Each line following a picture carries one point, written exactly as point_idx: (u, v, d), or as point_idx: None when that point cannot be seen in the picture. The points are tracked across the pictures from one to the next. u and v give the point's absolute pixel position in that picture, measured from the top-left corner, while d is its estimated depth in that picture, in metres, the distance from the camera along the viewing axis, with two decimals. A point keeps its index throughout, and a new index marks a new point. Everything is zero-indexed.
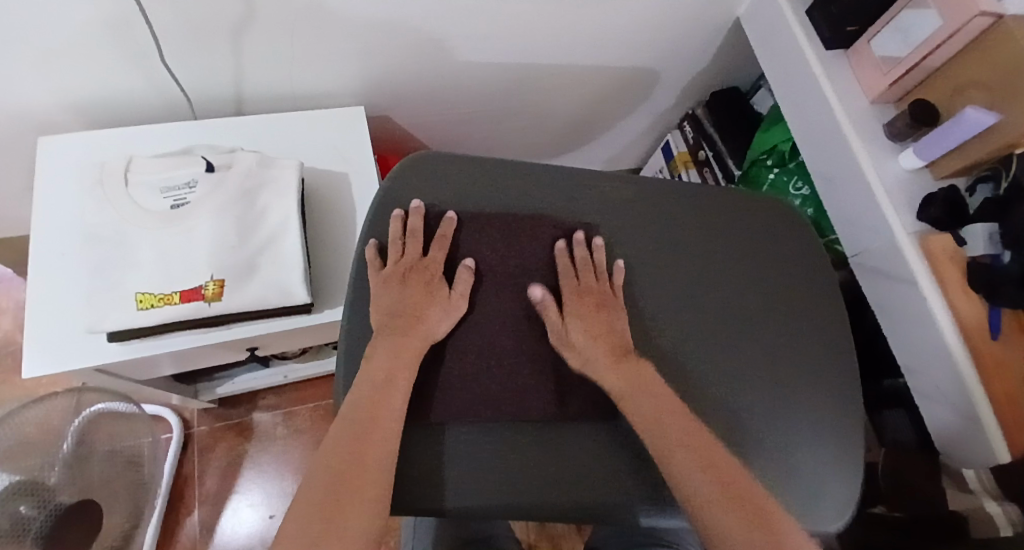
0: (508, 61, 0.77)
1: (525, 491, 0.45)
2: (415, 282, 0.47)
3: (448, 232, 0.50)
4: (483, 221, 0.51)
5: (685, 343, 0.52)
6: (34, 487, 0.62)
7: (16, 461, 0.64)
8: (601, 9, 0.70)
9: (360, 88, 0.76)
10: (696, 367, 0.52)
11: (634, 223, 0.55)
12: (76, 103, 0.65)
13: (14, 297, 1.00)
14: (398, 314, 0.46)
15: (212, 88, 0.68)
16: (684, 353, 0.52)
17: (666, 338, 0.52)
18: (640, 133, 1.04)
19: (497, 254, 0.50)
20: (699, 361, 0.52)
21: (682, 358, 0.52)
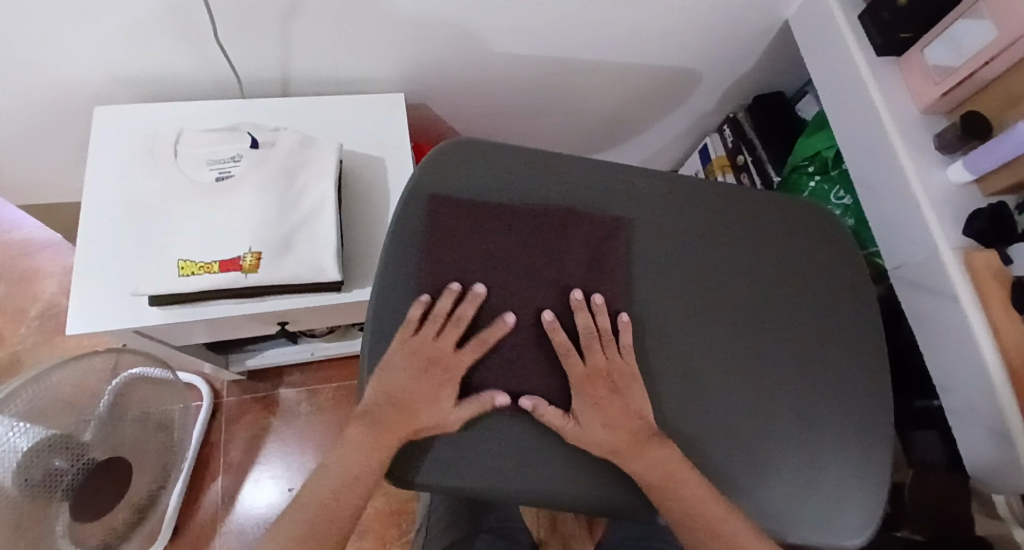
0: (546, 55, 0.77)
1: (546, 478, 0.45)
2: (429, 378, 0.45)
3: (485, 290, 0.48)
4: (513, 215, 0.51)
5: (716, 344, 0.52)
6: (69, 443, 0.66)
7: (55, 417, 0.66)
8: (645, 7, 0.70)
9: (401, 76, 0.77)
10: (726, 369, 0.51)
11: (668, 218, 0.54)
12: (133, 78, 0.68)
13: (62, 262, 1.05)
14: (400, 396, 0.45)
15: (260, 69, 0.70)
16: (714, 354, 0.51)
17: (697, 338, 0.52)
18: (677, 134, 1.03)
19: (531, 249, 0.51)
20: (728, 362, 0.51)
21: (711, 359, 0.51)
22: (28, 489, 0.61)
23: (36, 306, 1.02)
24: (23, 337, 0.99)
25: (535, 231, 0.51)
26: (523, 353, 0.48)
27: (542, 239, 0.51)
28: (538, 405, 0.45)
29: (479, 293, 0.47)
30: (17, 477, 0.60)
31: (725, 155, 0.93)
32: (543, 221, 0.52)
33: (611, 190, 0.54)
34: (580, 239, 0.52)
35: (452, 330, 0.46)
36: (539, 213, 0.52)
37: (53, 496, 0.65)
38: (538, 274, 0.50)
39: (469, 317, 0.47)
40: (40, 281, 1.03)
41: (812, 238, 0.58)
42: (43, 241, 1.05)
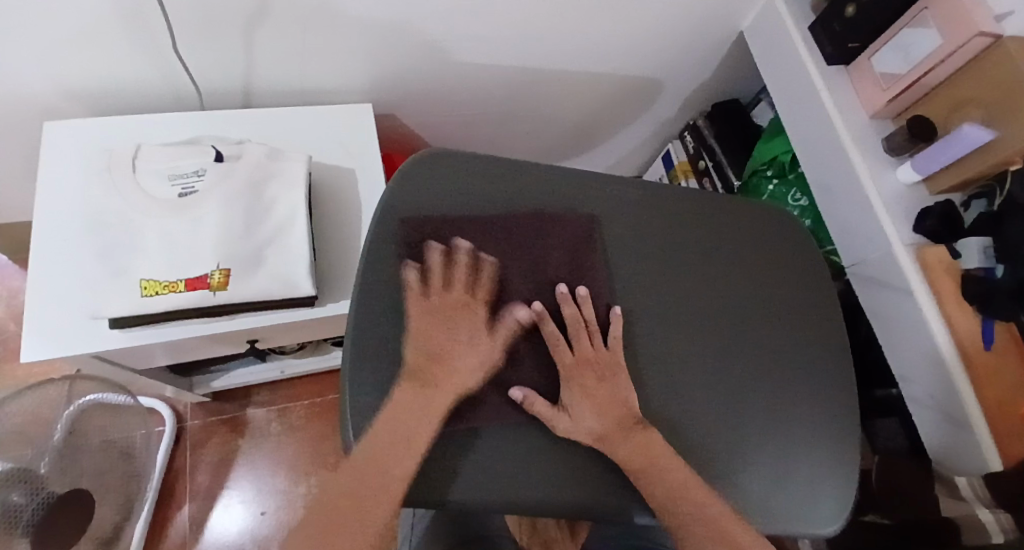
0: (514, 64, 0.78)
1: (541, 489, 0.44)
2: (455, 311, 0.47)
3: (490, 275, 0.50)
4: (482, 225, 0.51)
5: (695, 344, 0.53)
6: (25, 476, 0.61)
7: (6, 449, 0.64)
8: (609, 16, 0.71)
9: (368, 86, 0.76)
10: (703, 366, 0.53)
11: (637, 225, 0.56)
12: (84, 90, 0.65)
13: (8, 286, 0.98)
14: (426, 343, 0.45)
15: (221, 81, 0.68)
16: (692, 354, 0.53)
17: (676, 339, 0.53)
18: (641, 141, 1.05)
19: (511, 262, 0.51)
20: (704, 362, 0.53)
21: (689, 358, 0.53)
22: None
23: None
24: None
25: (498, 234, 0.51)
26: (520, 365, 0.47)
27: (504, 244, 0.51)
28: (528, 396, 0.45)
29: (463, 245, 0.49)
30: None
31: (687, 160, 0.96)
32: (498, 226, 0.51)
33: (585, 196, 0.56)
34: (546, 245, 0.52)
35: (454, 277, 0.48)
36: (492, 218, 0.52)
37: (13, 534, 0.59)
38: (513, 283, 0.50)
39: (465, 263, 0.49)
40: None
41: (776, 240, 0.60)
42: None
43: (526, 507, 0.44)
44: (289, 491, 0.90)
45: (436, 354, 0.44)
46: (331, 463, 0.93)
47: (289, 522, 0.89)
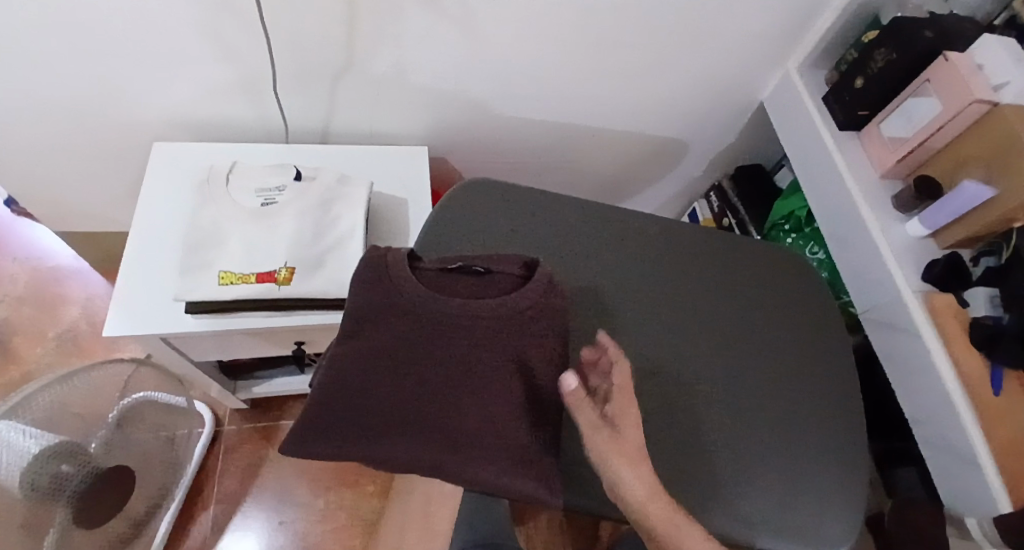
0: (557, 120, 0.88)
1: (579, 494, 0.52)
2: None
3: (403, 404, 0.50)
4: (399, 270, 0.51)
5: (711, 358, 0.59)
6: (76, 451, 0.65)
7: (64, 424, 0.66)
8: (641, 83, 0.82)
9: (426, 133, 0.87)
10: (718, 377, 0.58)
11: (645, 255, 0.64)
12: (193, 120, 0.78)
13: (86, 289, 1.09)
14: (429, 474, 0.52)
15: (306, 120, 0.80)
16: (709, 365, 0.58)
17: (693, 349, 0.59)
18: (670, 198, 1.13)
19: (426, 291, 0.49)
20: (715, 374, 0.58)
21: (705, 369, 0.58)
22: (33, 495, 0.60)
23: (56, 329, 1.05)
24: (39, 357, 1.02)
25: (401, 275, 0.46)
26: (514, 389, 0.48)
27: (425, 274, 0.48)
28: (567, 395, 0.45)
29: None
30: (22, 484, 0.59)
31: (712, 217, 1.02)
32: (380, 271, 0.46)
33: (608, 224, 0.65)
34: (472, 265, 0.49)
35: None
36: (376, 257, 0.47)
37: (56, 502, 0.63)
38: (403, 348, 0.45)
39: None
40: (61, 305, 1.07)
41: (788, 284, 0.67)
42: (71, 269, 1.11)
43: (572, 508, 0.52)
44: (309, 504, 0.93)
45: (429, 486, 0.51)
46: (351, 481, 0.96)
47: (306, 535, 0.91)
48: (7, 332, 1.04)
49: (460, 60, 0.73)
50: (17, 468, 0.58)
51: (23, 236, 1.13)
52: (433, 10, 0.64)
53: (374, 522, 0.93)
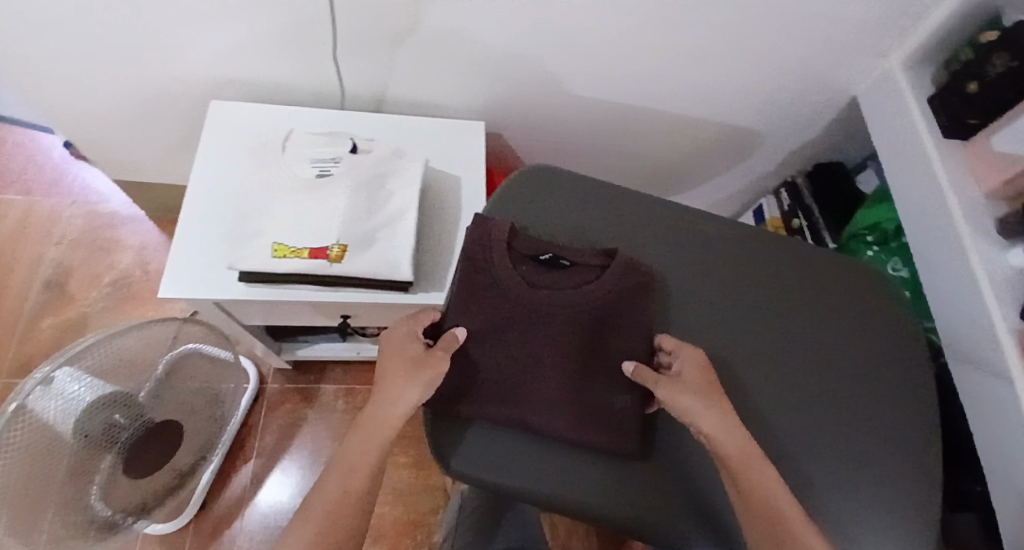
0: (623, 102, 0.82)
1: (616, 500, 0.50)
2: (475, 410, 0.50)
3: (473, 363, 0.52)
4: (472, 242, 0.55)
5: (771, 375, 0.57)
6: (127, 402, 0.67)
7: (115, 376, 0.66)
8: (716, 68, 0.76)
9: (484, 107, 0.83)
10: (777, 396, 0.56)
11: (690, 267, 0.61)
12: (250, 80, 0.77)
13: (138, 237, 1.12)
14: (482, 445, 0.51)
15: (364, 88, 0.78)
16: (769, 381, 0.56)
17: (751, 362, 0.57)
18: (733, 192, 1.06)
19: (510, 268, 0.53)
20: (776, 389, 0.56)
21: (766, 384, 0.56)
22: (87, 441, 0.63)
23: (110, 275, 1.08)
24: (95, 301, 1.06)
25: (500, 260, 0.54)
26: (593, 357, 0.53)
27: (519, 257, 0.55)
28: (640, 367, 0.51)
29: (461, 333, 0.51)
30: (78, 431, 0.61)
31: (779, 217, 0.94)
32: (482, 255, 0.54)
33: (668, 225, 0.63)
34: (558, 258, 0.56)
35: (454, 379, 0.51)
36: (480, 237, 0.55)
37: (106, 448, 0.66)
38: (504, 324, 0.52)
39: (458, 364, 0.51)
40: (116, 251, 1.10)
41: (855, 303, 0.62)
42: (126, 216, 1.14)
43: (610, 509, 0.50)
44: None
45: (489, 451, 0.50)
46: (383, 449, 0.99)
47: None
48: (64, 274, 1.08)
49: (524, 32, 0.68)
50: (74, 415, 0.60)
51: (83, 180, 1.16)
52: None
53: (402, 492, 0.96)
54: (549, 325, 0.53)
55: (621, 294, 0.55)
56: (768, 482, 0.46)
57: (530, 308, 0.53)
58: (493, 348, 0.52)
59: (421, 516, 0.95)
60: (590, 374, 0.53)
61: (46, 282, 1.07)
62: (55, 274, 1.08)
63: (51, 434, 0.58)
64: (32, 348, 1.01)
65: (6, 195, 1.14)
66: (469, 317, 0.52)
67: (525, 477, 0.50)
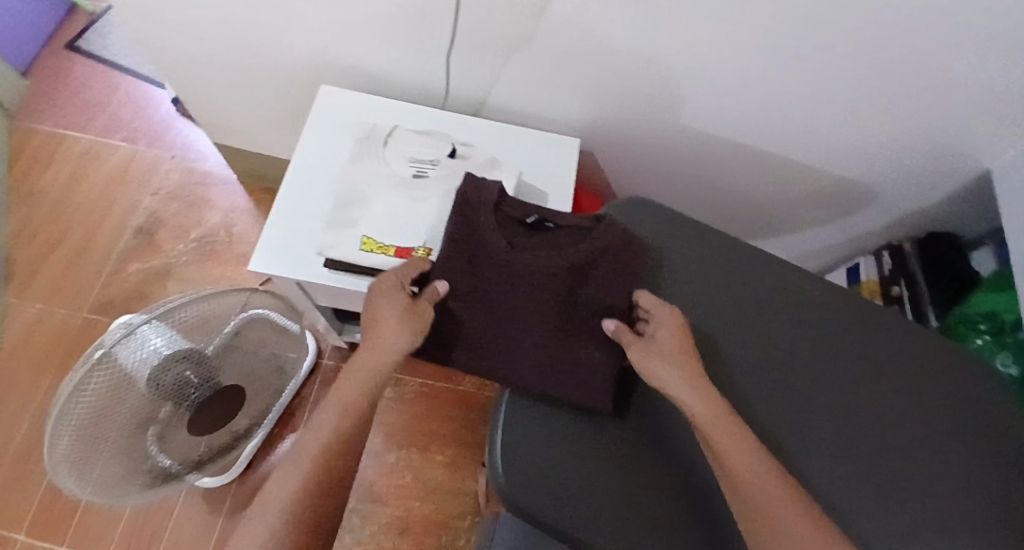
0: (726, 138, 0.79)
1: None
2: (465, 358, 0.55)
3: (460, 316, 0.56)
4: (459, 203, 0.60)
5: (842, 447, 0.53)
6: (201, 360, 0.69)
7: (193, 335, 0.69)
8: (833, 116, 0.71)
9: (581, 126, 0.83)
10: (849, 473, 0.52)
11: (771, 321, 0.60)
12: (361, 68, 0.79)
13: (227, 198, 1.18)
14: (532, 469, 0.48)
15: (467, 90, 0.79)
16: (840, 454, 0.53)
17: (821, 429, 0.54)
18: (825, 247, 1.00)
19: (494, 226, 0.58)
20: (847, 466, 0.52)
21: (838, 458, 0.53)
22: (158, 390, 0.65)
23: (196, 231, 1.14)
24: (179, 253, 1.12)
25: (485, 217, 0.59)
26: (575, 316, 0.57)
27: (505, 218, 0.60)
28: (619, 326, 0.55)
29: (443, 285, 0.55)
30: (152, 380, 0.63)
31: (876, 280, 0.89)
32: (471, 214, 0.59)
33: (758, 277, 0.63)
34: (542, 220, 0.60)
35: (445, 327, 0.56)
36: (470, 197, 0.60)
37: (172, 399, 0.68)
38: (493, 279, 0.57)
39: (445, 315, 0.56)
40: (204, 209, 1.16)
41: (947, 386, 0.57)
42: (219, 178, 1.20)
43: None
44: (381, 455, 0.98)
45: (538, 475, 0.48)
46: (422, 444, 1.00)
47: (371, 482, 0.96)
48: (155, 223, 1.14)
49: (635, 53, 0.67)
50: (150, 366, 0.62)
51: (184, 137, 1.23)
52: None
53: (435, 490, 0.97)
54: (532, 281, 0.57)
55: (603, 257, 0.58)
56: (752, 474, 0.45)
57: (515, 266, 0.57)
58: (483, 301, 0.56)
59: (449, 518, 0.95)
60: (569, 331, 0.56)
61: (138, 228, 1.14)
62: (147, 222, 1.14)
63: (127, 379, 0.61)
64: (116, 289, 1.08)
65: (114, 142, 1.22)
66: (457, 272, 0.57)
67: (571, 515, 0.46)
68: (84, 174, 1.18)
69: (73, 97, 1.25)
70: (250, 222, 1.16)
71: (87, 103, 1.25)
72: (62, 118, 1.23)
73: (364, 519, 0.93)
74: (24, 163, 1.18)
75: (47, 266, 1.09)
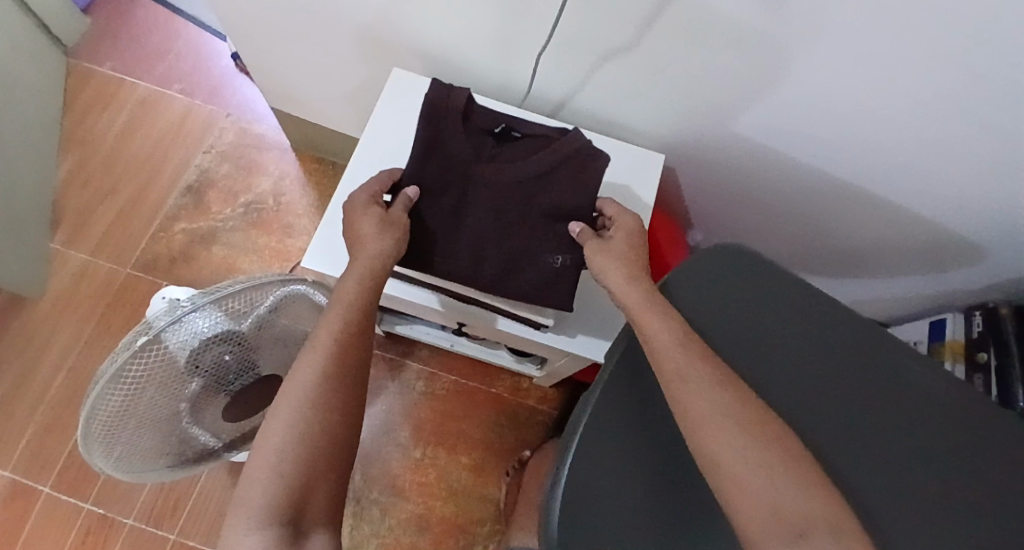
0: (824, 172, 0.73)
1: None
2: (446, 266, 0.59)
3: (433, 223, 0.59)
4: (429, 106, 0.61)
5: None
6: (243, 347, 0.66)
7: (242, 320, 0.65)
8: (953, 170, 0.64)
9: (666, 138, 0.77)
10: None
11: (884, 398, 0.49)
12: (438, 53, 0.75)
13: (279, 164, 1.15)
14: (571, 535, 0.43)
15: (548, 90, 0.75)
16: None
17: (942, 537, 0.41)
18: (905, 295, 0.93)
19: (463, 135, 0.60)
20: None
21: None
22: (195, 371, 0.63)
23: (245, 196, 1.12)
24: (227, 217, 1.10)
25: (456, 122, 0.60)
26: (538, 224, 0.60)
27: (472, 128, 0.62)
28: (583, 230, 0.58)
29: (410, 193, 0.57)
30: (191, 361, 0.61)
31: (963, 341, 0.82)
32: (439, 120, 0.60)
33: (873, 348, 0.52)
34: (509, 132, 0.64)
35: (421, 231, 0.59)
36: (438, 101, 0.61)
37: (210, 381, 0.66)
38: (464, 186, 0.59)
39: (418, 220, 0.58)
40: (256, 174, 1.14)
41: None
42: (272, 142, 1.17)
43: None
44: (407, 449, 0.97)
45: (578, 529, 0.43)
46: (450, 443, 0.98)
47: (396, 475, 0.95)
48: (205, 183, 1.13)
49: (743, 72, 0.61)
50: (191, 348, 0.60)
51: (241, 95, 1.20)
52: (747, 10, 0.52)
53: (458, 492, 0.95)
54: (499, 188, 0.59)
55: (561, 163, 0.60)
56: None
57: (483, 172, 0.59)
58: (457, 208, 0.59)
59: (470, 523, 0.94)
60: (532, 237, 0.60)
61: (187, 186, 1.12)
62: (197, 182, 1.13)
63: (167, 358, 0.59)
64: (162, 247, 1.07)
65: (171, 93, 1.19)
66: (430, 177, 0.59)
67: None
68: (139, 124, 1.17)
69: (133, 41, 1.23)
70: (300, 191, 1.13)
71: (147, 49, 1.22)
72: (121, 63, 1.21)
73: (384, 511, 0.93)
74: (83, 107, 1.17)
75: (98, 216, 1.09)
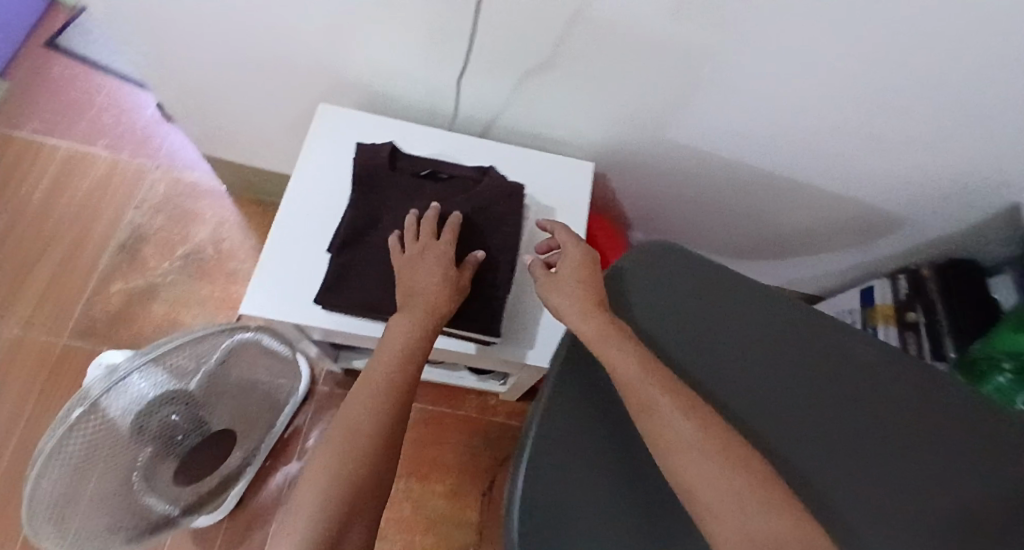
0: (743, 165, 0.77)
1: None
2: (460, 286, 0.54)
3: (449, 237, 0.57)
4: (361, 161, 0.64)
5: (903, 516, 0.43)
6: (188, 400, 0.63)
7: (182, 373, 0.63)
8: (860, 149, 0.69)
9: (594, 146, 0.80)
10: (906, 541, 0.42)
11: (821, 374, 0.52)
12: (364, 83, 0.75)
13: (217, 210, 1.12)
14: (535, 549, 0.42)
15: (475, 111, 0.76)
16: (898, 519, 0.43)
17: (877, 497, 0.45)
18: (840, 269, 0.97)
19: (394, 184, 0.63)
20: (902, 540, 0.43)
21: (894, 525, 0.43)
22: (142, 434, 0.59)
23: (183, 247, 1.09)
24: (166, 272, 1.06)
25: (383, 173, 0.63)
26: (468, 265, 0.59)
27: (401, 174, 0.64)
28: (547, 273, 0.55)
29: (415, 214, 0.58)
30: (135, 425, 0.58)
31: (892, 305, 0.86)
32: (370, 177, 0.63)
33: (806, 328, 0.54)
34: (437, 171, 0.66)
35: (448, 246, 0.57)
36: (365, 163, 0.64)
37: (160, 442, 0.63)
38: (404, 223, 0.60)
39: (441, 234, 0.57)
40: (193, 224, 1.11)
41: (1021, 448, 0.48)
42: (206, 189, 1.14)
43: None
44: None
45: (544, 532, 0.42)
46: (424, 473, 0.96)
47: None
48: (139, 239, 1.09)
49: (656, 79, 0.64)
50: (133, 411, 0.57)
51: (169, 145, 1.17)
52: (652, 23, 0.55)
53: (436, 520, 0.94)
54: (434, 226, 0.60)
55: (491, 203, 0.63)
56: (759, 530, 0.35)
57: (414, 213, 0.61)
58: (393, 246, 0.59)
59: None
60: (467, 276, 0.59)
61: (121, 244, 1.08)
62: (131, 238, 1.09)
63: (108, 425, 0.55)
64: (100, 309, 1.03)
65: (94, 149, 1.15)
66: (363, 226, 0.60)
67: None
68: (62, 185, 1.12)
69: (49, 99, 1.18)
70: (241, 236, 1.11)
71: (63, 106, 1.18)
72: (37, 123, 1.16)
73: None
74: None
75: (25, 285, 1.04)
